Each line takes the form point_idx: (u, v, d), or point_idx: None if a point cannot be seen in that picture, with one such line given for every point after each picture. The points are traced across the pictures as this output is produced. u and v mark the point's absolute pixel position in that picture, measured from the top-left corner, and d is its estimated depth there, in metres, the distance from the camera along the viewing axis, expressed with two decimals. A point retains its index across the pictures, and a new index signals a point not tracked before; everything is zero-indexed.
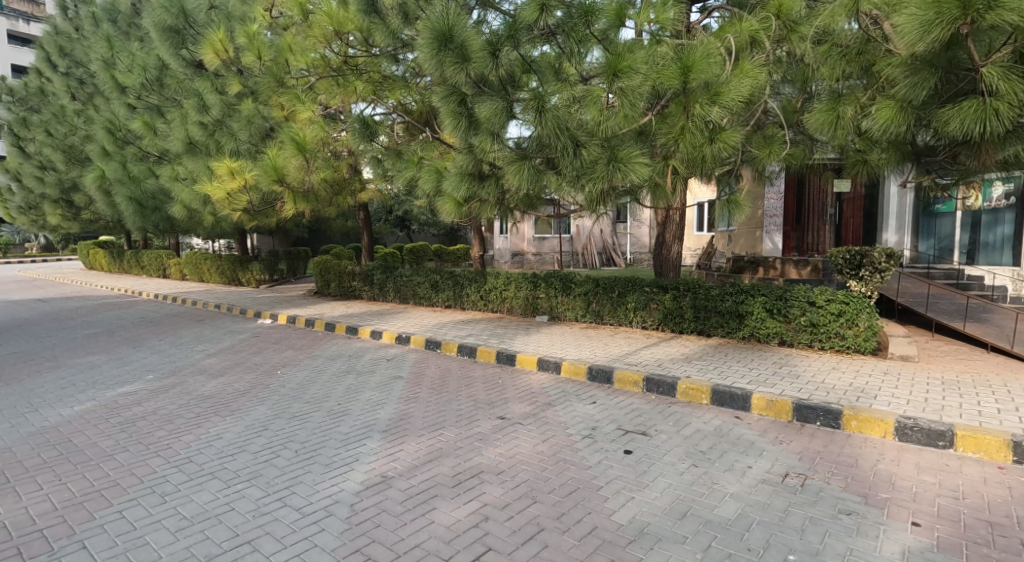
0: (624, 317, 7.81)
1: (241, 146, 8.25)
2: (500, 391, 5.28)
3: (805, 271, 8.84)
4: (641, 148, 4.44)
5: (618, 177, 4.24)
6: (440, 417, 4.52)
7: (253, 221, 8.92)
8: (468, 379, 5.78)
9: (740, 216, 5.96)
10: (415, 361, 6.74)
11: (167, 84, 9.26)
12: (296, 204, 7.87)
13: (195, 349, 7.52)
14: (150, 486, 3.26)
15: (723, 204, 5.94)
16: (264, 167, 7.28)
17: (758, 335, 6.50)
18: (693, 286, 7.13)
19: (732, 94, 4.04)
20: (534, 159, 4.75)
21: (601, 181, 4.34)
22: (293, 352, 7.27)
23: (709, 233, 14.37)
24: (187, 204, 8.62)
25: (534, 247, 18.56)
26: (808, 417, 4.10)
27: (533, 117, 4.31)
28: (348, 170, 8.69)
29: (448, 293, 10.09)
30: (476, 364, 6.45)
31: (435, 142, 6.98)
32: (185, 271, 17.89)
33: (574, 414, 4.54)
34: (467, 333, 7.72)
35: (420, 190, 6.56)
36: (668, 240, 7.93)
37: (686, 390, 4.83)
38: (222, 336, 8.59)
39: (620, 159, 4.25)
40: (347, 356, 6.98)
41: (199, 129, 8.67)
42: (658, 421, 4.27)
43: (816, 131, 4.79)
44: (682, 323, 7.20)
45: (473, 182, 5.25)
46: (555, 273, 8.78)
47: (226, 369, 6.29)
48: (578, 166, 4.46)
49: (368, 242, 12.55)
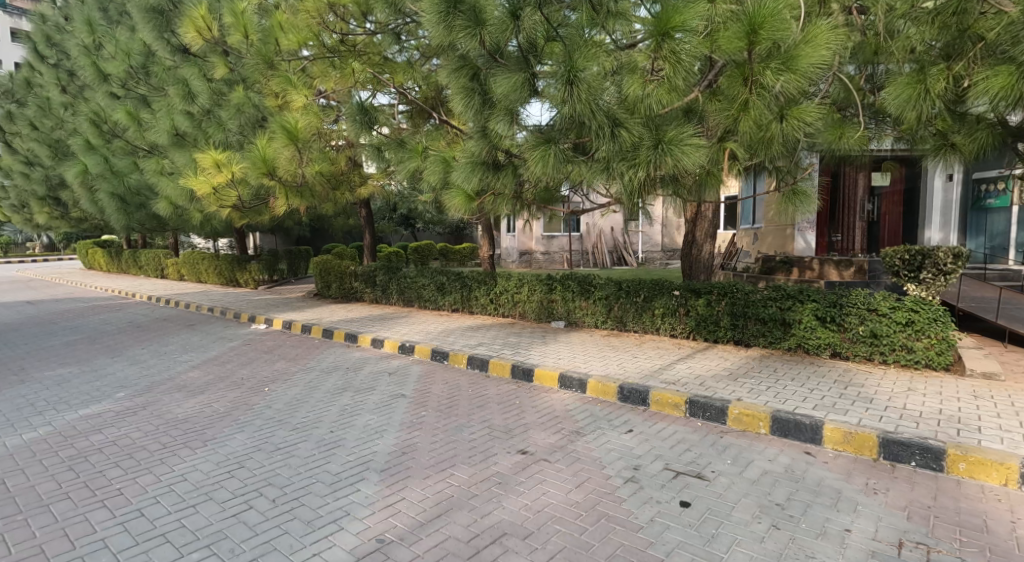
0: (650, 324, 7.11)
1: (230, 138, 7.55)
2: (518, 415, 4.56)
3: (848, 272, 8.05)
4: (692, 127, 3.72)
5: (670, 165, 3.50)
6: (450, 451, 3.79)
7: (244, 219, 8.24)
8: (481, 398, 5.07)
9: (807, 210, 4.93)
10: (419, 374, 6.02)
11: (153, 71, 8.58)
12: (290, 199, 7.16)
13: (178, 359, 6.82)
14: (81, 557, 2.57)
15: (786, 196, 5.01)
16: (252, 159, 6.59)
17: (807, 346, 5.79)
18: (730, 289, 6.39)
19: (810, 60, 3.28)
20: (561, 144, 4.01)
21: (645, 171, 3.59)
22: (284, 363, 6.57)
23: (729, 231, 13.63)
24: (173, 200, 7.92)
25: (542, 246, 17.80)
26: (900, 456, 3.37)
27: (560, 92, 3.58)
28: (348, 162, 7.97)
29: (455, 296, 9.38)
30: (489, 380, 5.71)
31: (443, 131, 6.29)
32: (183, 272, 17.25)
33: (609, 447, 3.82)
34: (477, 342, 7.00)
35: (425, 183, 5.88)
36: (699, 239, 7.20)
37: (739, 416, 4.10)
38: (211, 343, 7.89)
39: (670, 143, 3.51)
40: (344, 369, 6.27)
41: (186, 120, 7.96)
42: (712, 458, 3.55)
43: (891, 109, 4.04)
44: (716, 331, 6.48)
45: (487, 172, 4.54)
46: (572, 275, 8.04)
47: (208, 385, 5.60)
48: (615, 152, 3.71)
49: (371, 242, 11.85)
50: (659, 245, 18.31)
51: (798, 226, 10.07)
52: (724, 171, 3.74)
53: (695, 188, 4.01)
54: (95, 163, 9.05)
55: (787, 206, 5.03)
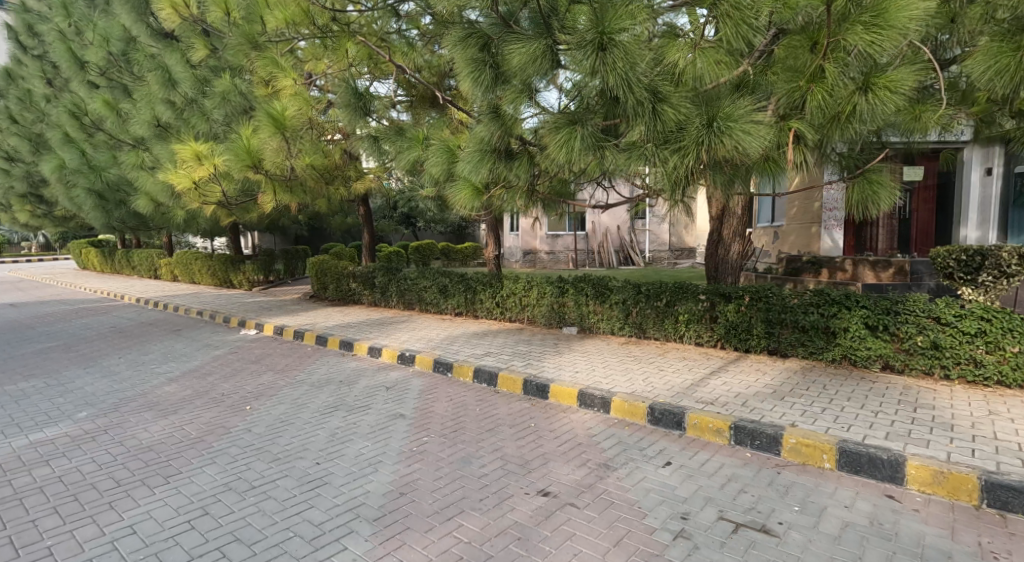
0: (672, 331, 6.51)
1: (215, 128, 6.93)
2: (533, 442, 3.94)
3: (885, 274, 7.42)
4: (750, 101, 3.08)
5: (729, 150, 2.85)
6: (457, 492, 3.18)
7: (231, 217, 7.63)
8: (491, 420, 4.45)
9: (887, 202, 3.86)
10: (421, 389, 5.41)
11: (132, 57, 7.96)
12: (278, 195, 6.55)
13: (156, 371, 6.20)
14: None
15: (859, 185, 3.96)
16: (235, 150, 5.98)
17: (854, 357, 5.23)
18: (764, 294, 5.78)
19: (908, 15, 2.62)
20: (590, 125, 3.36)
21: (694, 157, 2.96)
22: (272, 376, 5.96)
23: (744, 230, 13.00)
24: (153, 197, 7.29)
25: (546, 245, 17.18)
26: (1009, 504, 2.79)
27: (588, 63, 2.96)
28: (342, 154, 7.36)
29: (459, 299, 8.77)
30: (499, 397, 5.10)
31: (448, 118, 5.66)
32: (176, 272, 16.67)
33: (647, 487, 3.19)
34: (484, 351, 6.39)
35: (426, 176, 5.28)
36: (726, 238, 6.61)
37: (797, 447, 3.50)
38: (195, 352, 7.27)
39: (729, 123, 2.87)
40: (338, 383, 5.66)
41: (167, 109, 7.34)
42: (775, 505, 2.93)
43: (979, 85, 3.44)
44: (749, 339, 5.90)
45: (498, 160, 4.03)
46: (586, 277, 7.40)
47: (183, 402, 4.99)
48: (655, 133, 3.10)
49: (370, 240, 11.20)
50: (666, 244, 17.66)
51: (824, 223, 9.47)
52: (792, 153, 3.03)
53: (749, 176, 3.36)
54: (71, 156, 8.43)
55: (858, 198, 3.99)
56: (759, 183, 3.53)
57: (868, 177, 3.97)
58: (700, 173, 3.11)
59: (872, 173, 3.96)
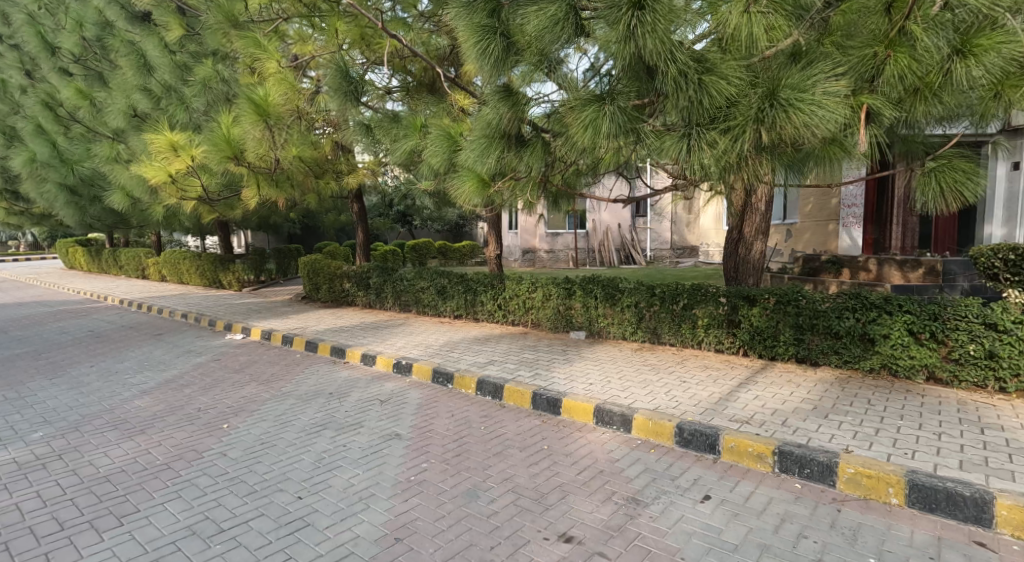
0: (689, 337, 6.03)
1: (194, 118, 6.38)
2: (548, 470, 3.45)
3: (915, 275, 6.94)
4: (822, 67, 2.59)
5: (797, 128, 2.37)
6: (465, 537, 2.70)
7: (213, 213, 7.10)
8: (498, 441, 3.96)
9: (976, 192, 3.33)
10: (420, 403, 4.91)
11: (106, 42, 7.42)
12: (262, 190, 6.04)
13: (130, 382, 5.68)
14: None
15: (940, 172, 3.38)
16: (213, 140, 5.46)
17: (895, 367, 4.78)
18: (793, 297, 5.32)
19: None
20: (622, 101, 2.83)
21: (752, 138, 2.49)
22: (256, 387, 5.45)
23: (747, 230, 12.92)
24: (129, 191, 6.74)
25: (546, 244, 16.59)
26: None
27: (621, 27, 2.48)
28: (333, 147, 6.84)
29: (458, 301, 8.27)
30: (506, 412, 4.61)
31: (448, 102, 5.13)
32: (164, 272, 16.11)
33: (688, 530, 2.70)
34: (488, 359, 5.90)
35: (424, 167, 4.79)
36: (748, 236, 6.13)
37: (855, 478, 3.03)
38: (175, 359, 6.75)
39: (795, 96, 2.40)
40: (328, 395, 5.16)
41: (144, 97, 6.79)
42: (845, 556, 2.45)
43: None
44: (776, 347, 5.44)
45: (508, 147, 3.62)
46: (595, 278, 6.90)
47: (153, 420, 4.47)
48: (702, 110, 2.61)
49: (365, 239, 10.69)
50: (668, 242, 17.30)
51: (843, 221, 9.24)
52: (866, 132, 2.55)
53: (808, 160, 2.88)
54: (42, 149, 7.87)
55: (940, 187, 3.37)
56: (815, 170, 3.05)
57: (943, 162, 3.47)
58: (756, 160, 2.62)
59: (949, 157, 3.49)
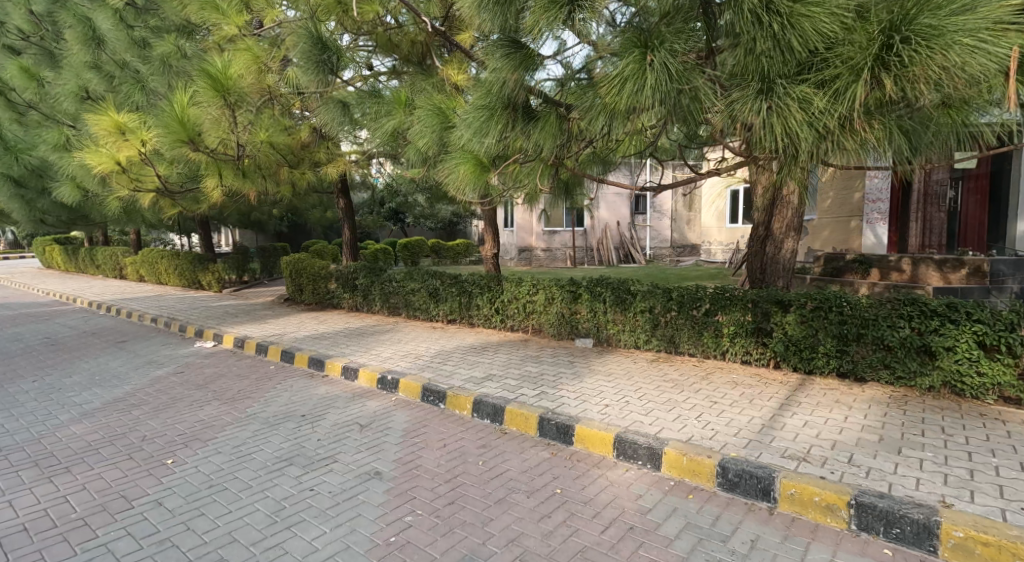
0: (712, 346, 5.35)
1: (150, 98, 5.61)
2: (564, 527, 2.74)
3: (959, 276, 6.26)
4: None
5: (935, 75, 1.85)
6: None
7: (176, 207, 6.34)
8: (499, 482, 3.24)
9: None
10: (406, 428, 4.19)
11: (56, 16, 6.64)
12: (225, 179, 5.30)
13: (72, 401, 4.93)
14: None
15: None
16: (164, 121, 4.72)
17: (960, 386, 4.11)
18: (835, 301, 4.63)
19: None
20: (677, 46, 2.22)
21: (868, 89, 1.97)
22: (217, 408, 4.72)
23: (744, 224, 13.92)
24: (79, 183, 5.99)
25: (544, 242, 15.83)
26: None
27: None
28: (311, 131, 6.09)
29: (451, 304, 7.54)
30: (508, 441, 3.89)
31: (439, 79, 4.50)
32: (141, 272, 15.29)
33: None
34: (486, 372, 5.18)
35: (411, 149, 4.08)
36: (777, 233, 5.45)
37: (965, 544, 2.37)
38: (132, 372, 5.99)
39: (938, 27, 1.83)
40: (299, 418, 4.43)
41: (95, 76, 6.04)
42: None
43: None
44: (814, 359, 4.77)
45: (512, 122, 2.96)
46: (604, 279, 6.19)
47: (85, 453, 3.72)
48: (791, 50, 2.08)
49: (351, 236, 9.96)
50: (668, 240, 16.71)
51: (867, 218, 8.61)
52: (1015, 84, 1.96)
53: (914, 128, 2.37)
54: None
55: None
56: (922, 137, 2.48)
57: None
58: (864, 125, 2.11)
59: None
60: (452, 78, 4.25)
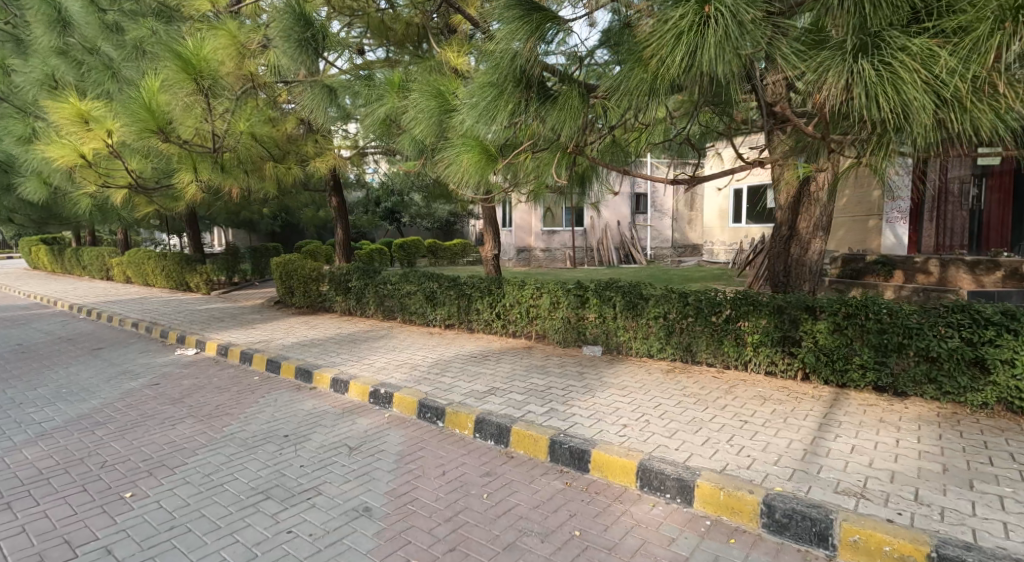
0: (733, 356, 4.91)
1: (120, 85, 5.16)
2: None
3: (992, 279, 5.85)
4: None
5: None
6: None
7: (152, 204, 5.88)
8: (507, 521, 2.80)
9: None
10: (399, 451, 3.73)
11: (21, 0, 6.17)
12: (203, 173, 4.87)
13: (30, 418, 4.46)
14: None
15: None
16: (132, 108, 4.29)
17: (1019, 403, 3.69)
18: (873, 306, 4.20)
19: None
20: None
21: None
22: (189, 427, 4.26)
23: (746, 224, 13.56)
24: (46, 178, 5.53)
25: (543, 242, 15.34)
26: None
27: None
28: (297, 123, 5.63)
29: (449, 308, 7.10)
30: (514, 468, 3.44)
31: (437, 63, 4.06)
32: (128, 273, 14.78)
33: None
34: (487, 384, 4.74)
35: (405, 138, 3.64)
36: (804, 233, 5.01)
37: None
38: (102, 384, 5.52)
39: None
40: (280, 439, 3.97)
41: (62, 63, 5.57)
42: None
43: None
44: (848, 371, 4.33)
45: (527, 101, 2.55)
46: (614, 282, 5.75)
47: (33, 484, 3.27)
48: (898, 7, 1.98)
49: (345, 236, 9.51)
50: (669, 240, 16.40)
51: (886, 217, 8.26)
52: None
53: None
54: None
55: None
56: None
57: None
58: (1004, 90, 1.92)
59: None
60: (452, 61, 3.81)
